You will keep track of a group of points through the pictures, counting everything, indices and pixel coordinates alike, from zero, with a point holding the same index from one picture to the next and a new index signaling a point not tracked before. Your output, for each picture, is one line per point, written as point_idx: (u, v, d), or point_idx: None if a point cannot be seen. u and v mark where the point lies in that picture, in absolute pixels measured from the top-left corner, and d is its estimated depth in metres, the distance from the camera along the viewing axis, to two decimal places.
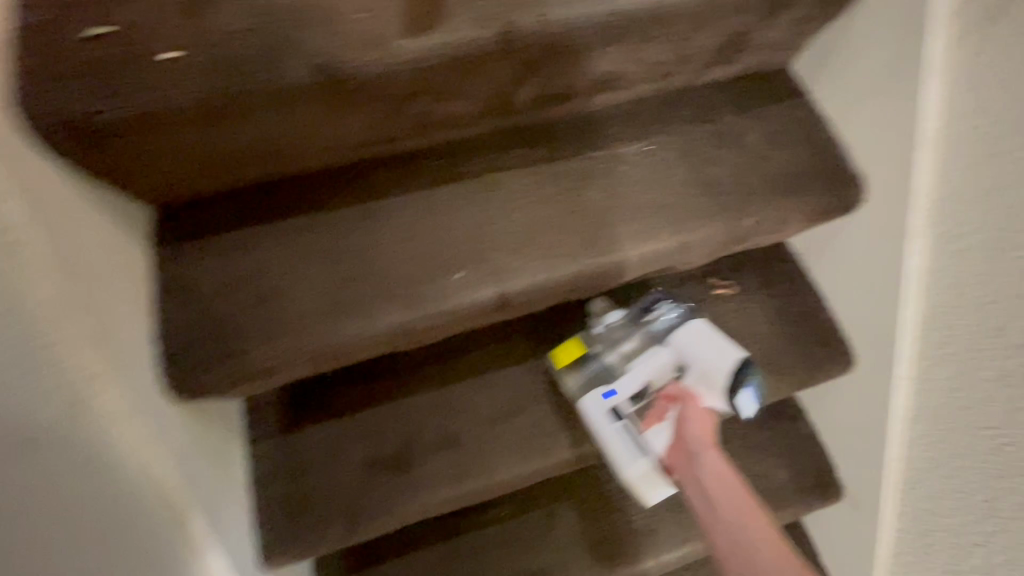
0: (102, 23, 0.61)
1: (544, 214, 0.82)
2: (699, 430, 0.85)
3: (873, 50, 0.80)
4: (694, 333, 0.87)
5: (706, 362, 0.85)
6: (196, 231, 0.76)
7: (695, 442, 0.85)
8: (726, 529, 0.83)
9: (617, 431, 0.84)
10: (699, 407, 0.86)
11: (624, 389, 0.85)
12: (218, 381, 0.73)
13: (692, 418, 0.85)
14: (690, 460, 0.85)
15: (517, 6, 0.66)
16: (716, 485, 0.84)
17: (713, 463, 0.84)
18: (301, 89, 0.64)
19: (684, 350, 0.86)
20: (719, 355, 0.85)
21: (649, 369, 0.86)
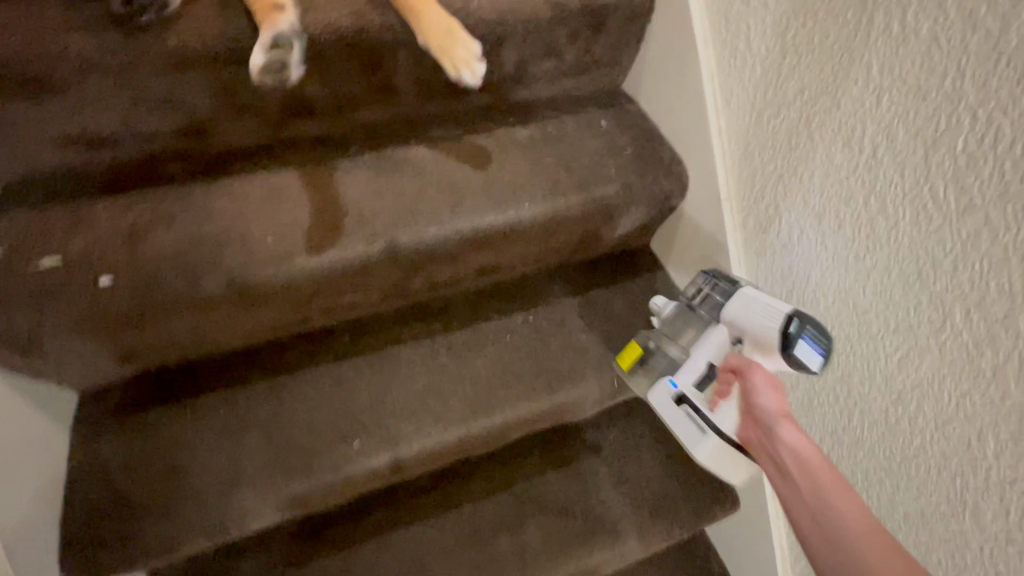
0: (53, 253, 0.76)
1: (438, 381, 0.94)
2: (771, 404, 0.76)
3: (694, 244, 1.00)
4: (742, 299, 0.80)
5: (754, 326, 0.77)
6: (115, 412, 0.86)
7: (766, 412, 0.76)
8: (807, 504, 0.69)
9: (681, 414, 0.84)
10: (753, 379, 0.78)
11: (685, 373, 0.85)
12: (118, 561, 0.77)
13: (754, 389, 0.77)
14: (767, 430, 0.76)
15: (399, 228, 0.85)
16: (799, 468, 0.71)
17: (790, 438, 0.73)
18: (216, 297, 0.78)
19: (737, 318, 0.81)
20: (766, 312, 0.76)
21: (708, 351, 0.84)
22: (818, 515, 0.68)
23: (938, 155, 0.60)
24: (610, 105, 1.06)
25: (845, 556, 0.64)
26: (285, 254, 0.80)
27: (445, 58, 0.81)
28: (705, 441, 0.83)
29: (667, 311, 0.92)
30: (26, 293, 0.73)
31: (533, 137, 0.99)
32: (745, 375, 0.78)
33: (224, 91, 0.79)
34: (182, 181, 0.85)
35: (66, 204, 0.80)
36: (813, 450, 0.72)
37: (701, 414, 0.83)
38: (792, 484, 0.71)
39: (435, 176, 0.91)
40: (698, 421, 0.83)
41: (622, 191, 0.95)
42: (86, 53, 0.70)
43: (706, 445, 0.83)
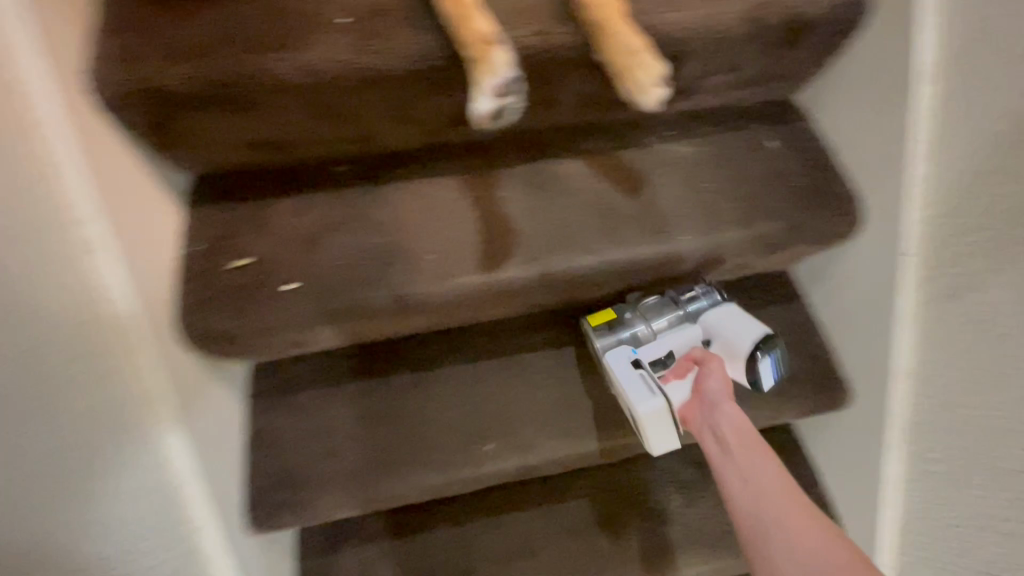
0: (242, 255, 0.82)
1: (564, 396, 0.96)
2: (723, 384, 0.82)
3: (853, 291, 0.95)
4: (724, 309, 0.88)
5: (728, 333, 0.86)
6: (280, 388, 0.95)
7: (714, 393, 0.82)
8: (740, 471, 0.78)
9: (636, 376, 0.83)
10: (713, 361, 0.83)
11: (648, 349, 0.86)
12: (287, 521, 0.90)
13: (711, 374, 0.82)
14: (710, 408, 0.82)
15: (552, 253, 0.84)
16: (736, 438, 0.79)
17: (731, 412, 0.80)
18: (382, 310, 0.81)
19: (712, 326, 0.88)
20: (748, 328, 0.85)
21: (676, 341, 0.88)
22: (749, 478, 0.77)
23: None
24: (780, 121, 0.95)
25: (777, 540, 0.73)
26: (451, 271, 0.82)
27: (621, 78, 0.75)
28: (653, 401, 0.80)
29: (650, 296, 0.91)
30: (221, 292, 0.80)
31: (691, 155, 0.92)
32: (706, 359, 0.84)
33: (398, 105, 0.77)
34: (347, 186, 0.87)
35: (247, 205, 0.85)
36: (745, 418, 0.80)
37: (654, 377, 0.83)
38: (728, 454, 0.79)
39: (587, 196, 0.89)
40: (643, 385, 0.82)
41: (785, 228, 0.88)
42: (282, 70, 0.71)
43: (655, 406, 0.80)
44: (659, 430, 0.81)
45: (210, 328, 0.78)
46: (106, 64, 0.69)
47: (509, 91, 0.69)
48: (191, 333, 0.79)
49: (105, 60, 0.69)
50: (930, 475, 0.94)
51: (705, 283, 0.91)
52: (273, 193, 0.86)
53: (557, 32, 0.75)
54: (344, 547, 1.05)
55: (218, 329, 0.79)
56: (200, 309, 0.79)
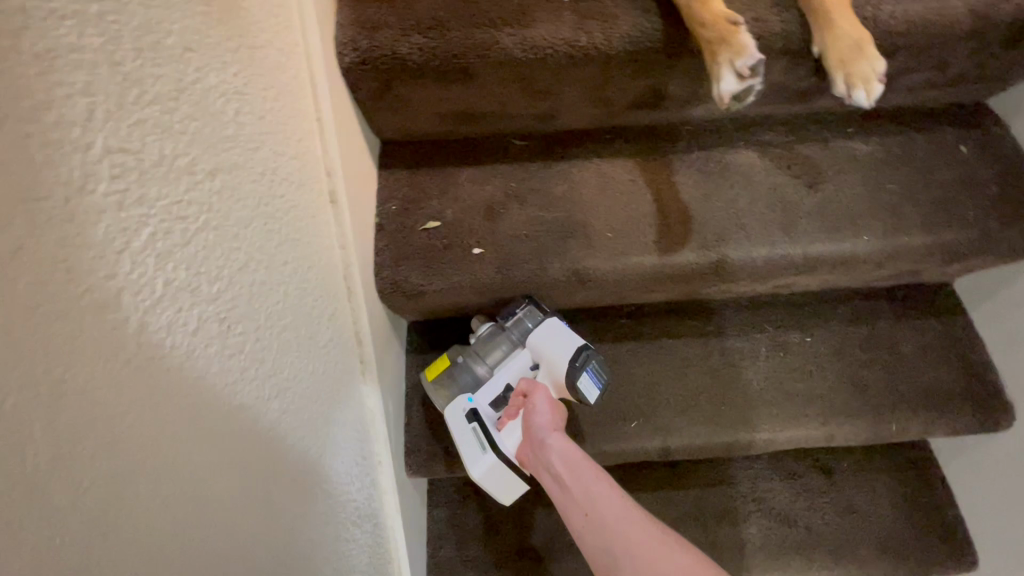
0: (432, 218, 0.87)
1: (709, 384, 0.98)
2: (549, 418, 0.84)
3: None
4: (544, 328, 0.86)
5: (546, 353, 0.85)
6: (434, 348, 1.00)
7: (540, 428, 0.83)
8: (580, 503, 0.80)
9: (470, 433, 0.85)
10: (538, 397, 0.85)
11: (482, 398, 0.87)
12: (440, 471, 0.95)
13: (533, 408, 0.84)
14: (539, 442, 0.83)
15: (730, 241, 0.84)
16: (562, 469, 0.80)
17: (558, 445, 0.81)
18: (558, 280, 0.84)
19: (536, 345, 0.86)
20: (562, 348, 0.84)
21: (508, 372, 0.89)
22: (604, 511, 0.79)
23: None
24: (972, 127, 0.92)
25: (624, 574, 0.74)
26: (626, 250, 0.84)
27: (840, 70, 0.74)
28: (485, 458, 0.85)
29: (482, 327, 0.90)
30: (414, 250, 0.85)
31: (874, 155, 0.91)
32: (534, 396, 0.85)
33: (601, 84, 0.81)
34: (528, 160, 0.91)
35: (437, 171, 0.91)
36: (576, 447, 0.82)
37: (485, 432, 0.85)
38: (558, 483, 0.81)
39: (764, 189, 0.88)
40: (484, 441, 0.85)
41: (978, 236, 0.85)
42: (508, 44, 0.75)
43: (487, 461, 0.86)
44: (495, 482, 0.88)
45: (401, 284, 0.84)
46: (353, 30, 0.75)
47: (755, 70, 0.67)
48: (384, 289, 0.84)
49: (350, 27, 0.75)
50: None
51: (528, 300, 0.88)
52: (459, 162, 0.91)
53: (773, 20, 0.77)
54: (473, 503, 1.12)
55: (408, 285, 0.84)
56: (394, 265, 0.84)
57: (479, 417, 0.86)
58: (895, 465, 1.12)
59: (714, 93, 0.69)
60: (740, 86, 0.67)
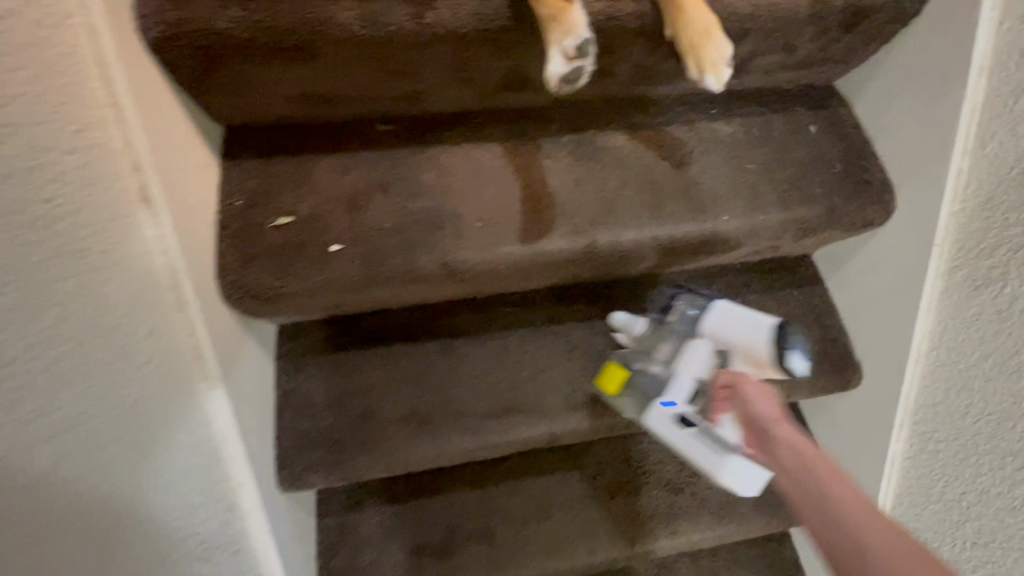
0: (284, 213, 0.79)
1: (595, 366, 0.99)
2: (766, 406, 0.79)
3: (873, 276, 0.97)
4: (723, 315, 0.88)
5: (745, 338, 0.85)
6: (308, 351, 0.94)
7: (762, 419, 0.78)
8: (794, 470, 0.71)
9: (689, 436, 0.85)
10: (746, 386, 0.81)
11: (675, 398, 0.88)
12: (319, 481, 0.90)
13: (748, 399, 0.80)
14: (765, 435, 0.77)
15: (600, 226, 0.84)
16: (792, 457, 0.73)
17: (783, 434, 0.76)
18: (428, 275, 0.80)
19: (722, 332, 0.87)
20: (756, 328, 0.84)
21: (692, 370, 0.88)
22: (819, 486, 0.68)
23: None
24: (821, 107, 0.97)
25: None
26: (497, 239, 0.82)
27: (692, 55, 0.75)
28: (722, 463, 0.81)
29: (637, 325, 0.95)
30: (264, 250, 0.77)
31: (735, 136, 0.93)
32: (739, 386, 0.82)
33: (457, 65, 0.75)
34: (392, 146, 0.85)
35: (288, 160, 0.82)
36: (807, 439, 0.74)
37: (708, 434, 0.84)
38: (789, 474, 0.72)
39: (634, 172, 0.89)
40: (711, 440, 0.83)
41: (824, 213, 0.90)
42: (352, 21, 0.69)
43: (728, 467, 0.81)
44: (746, 480, 0.82)
45: (251, 289, 0.75)
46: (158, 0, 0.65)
47: (586, 51, 0.66)
48: (233, 296, 0.75)
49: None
50: (925, 452, 0.94)
51: (688, 294, 0.94)
52: (314, 150, 0.83)
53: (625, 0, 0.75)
54: (367, 506, 1.07)
55: (259, 290, 0.75)
56: (241, 268, 0.75)
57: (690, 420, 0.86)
58: None
59: (546, 76, 0.68)
60: (568, 68, 0.67)
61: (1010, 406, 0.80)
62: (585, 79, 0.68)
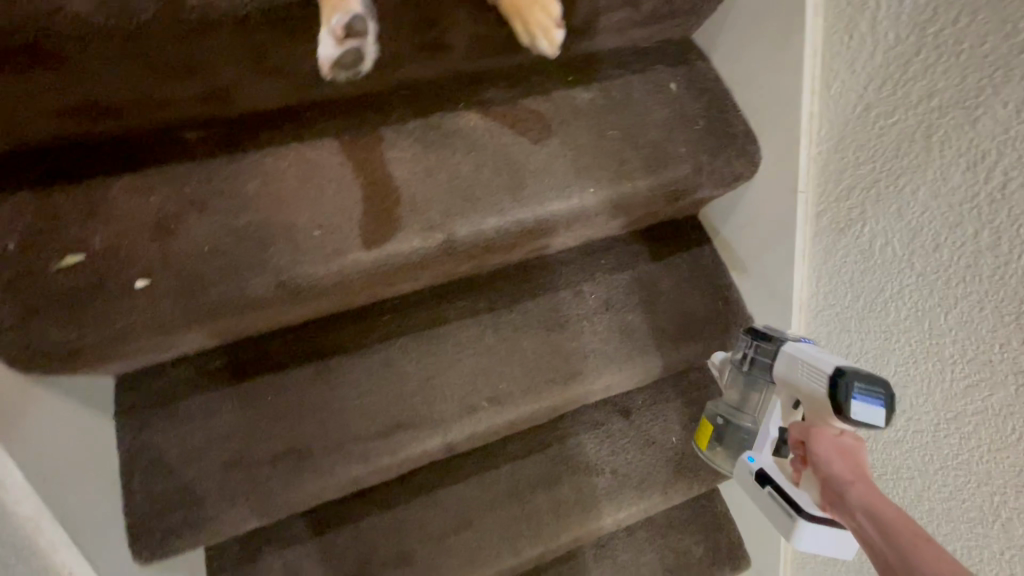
0: (72, 250, 0.66)
1: (486, 363, 0.93)
2: (850, 470, 0.60)
3: (750, 229, 0.96)
4: (790, 356, 0.74)
5: (802, 388, 0.70)
6: (155, 399, 0.82)
7: (833, 480, 0.60)
8: (864, 535, 0.56)
9: (767, 497, 0.75)
10: (814, 442, 0.64)
11: (761, 453, 0.79)
12: (187, 542, 0.80)
13: (816, 453, 0.63)
14: (838, 501, 0.59)
15: (456, 218, 0.78)
16: (871, 526, 0.55)
17: (869, 500, 0.56)
18: (263, 297, 0.71)
19: (785, 379, 0.74)
20: (816, 373, 0.69)
21: (772, 423, 0.78)
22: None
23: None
24: (681, 62, 0.93)
25: None
26: (338, 247, 0.73)
27: (516, 14, 0.69)
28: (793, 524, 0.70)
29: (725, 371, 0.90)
30: (50, 299, 0.65)
31: (595, 102, 0.88)
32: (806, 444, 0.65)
33: (249, 52, 0.65)
34: (206, 156, 0.73)
35: (73, 185, 0.69)
36: (896, 507, 0.55)
37: (782, 494, 0.73)
38: (876, 554, 0.55)
39: (490, 152, 0.82)
40: (784, 499, 0.72)
41: (690, 173, 0.87)
42: (93, 13, 0.57)
43: (795, 530, 0.70)
44: (832, 543, 0.70)
45: (41, 346, 0.64)
46: None
47: (363, 31, 0.56)
48: (20, 356, 0.64)
49: None
50: None
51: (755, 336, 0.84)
52: (103, 171, 0.70)
53: None
54: (264, 553, 0.98)
55: (51, 345, 0.64)
56: (25, 322, 0.64)
57: (765, 476, 0.76)
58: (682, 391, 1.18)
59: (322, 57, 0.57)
60: (340, 51, 0.56)
61: (882, 342, 0.79)
62: (367, 65, 0.58)
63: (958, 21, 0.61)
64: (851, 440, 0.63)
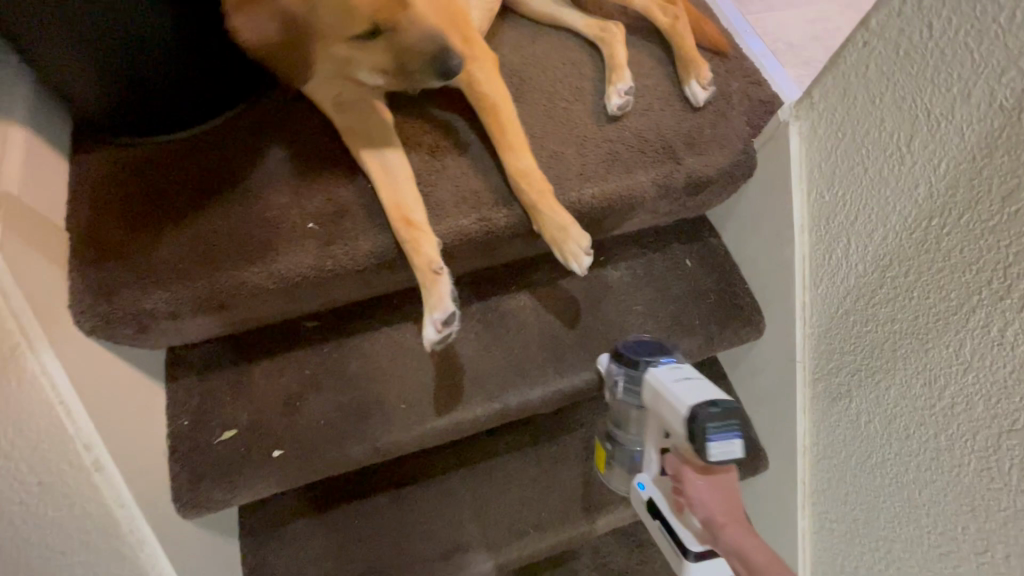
0: (228, 426, 0.89)
1: (531, 491, 1.10)
2: (714, 506, 0.77)
3: (761, 379, 1.12)
4: (657, 389, 0.82)
5: (670, 419, 0.79)
6: (270, 520, 1.04)
7: (707, 515, 0.76)
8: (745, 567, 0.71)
9: (656, 526, 0.91)
10: (685, 482, 0.79)
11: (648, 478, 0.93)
12: None
13: (690, 492, 0.78)
14: (721, 541, 0.75)
15: (508, 388, 0.97)
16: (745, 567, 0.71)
17: (723, 518, 0.75)
18: (362, 458, 0.92)
19: (654, 405, 0.83)
20: (677, 415, 0.77)
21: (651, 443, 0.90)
22: None
23: (1009, 442, 0.68)
24: (695, 241, 1.12)
25: None
26: (420, 417, 0.94)
27: (557, 246, 0.86)
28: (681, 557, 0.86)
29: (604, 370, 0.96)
30: (212, 467, 0.87)
31: (622, 280, 1.07)
32: (683, 488, 0.79)
33: (360, 284, 0.85)
34: (320, 342, 0.96)
35: (228, 371, 0.93)
36: (760, 548, 0.71)
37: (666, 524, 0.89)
38: None
39: (536, 329, 1.02)
40: (672, 538, 0.88)
41: (703, 340, 1.04)
42: (257, 279, 0.78)
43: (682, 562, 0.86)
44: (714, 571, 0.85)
45: (203, 504, 0.86)
46: (81, 292, 0.74)
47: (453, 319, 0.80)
48: (188, 510, 0.86)
49: (81, 291, 0.74)
50: (826, 531, 1.05)
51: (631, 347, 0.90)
52: (248, 359, 0.94)
53: (497, 215, 0.86)
54: None
55: (210, 503, 0.86)
56: (191, 485, 0.86)
57: (657, 507, 0.91)
58: None
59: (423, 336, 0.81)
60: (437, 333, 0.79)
61: (871, 499, 0.93)
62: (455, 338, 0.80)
63: (908, 275, 0.76)
64: (720, 480, 0.79)
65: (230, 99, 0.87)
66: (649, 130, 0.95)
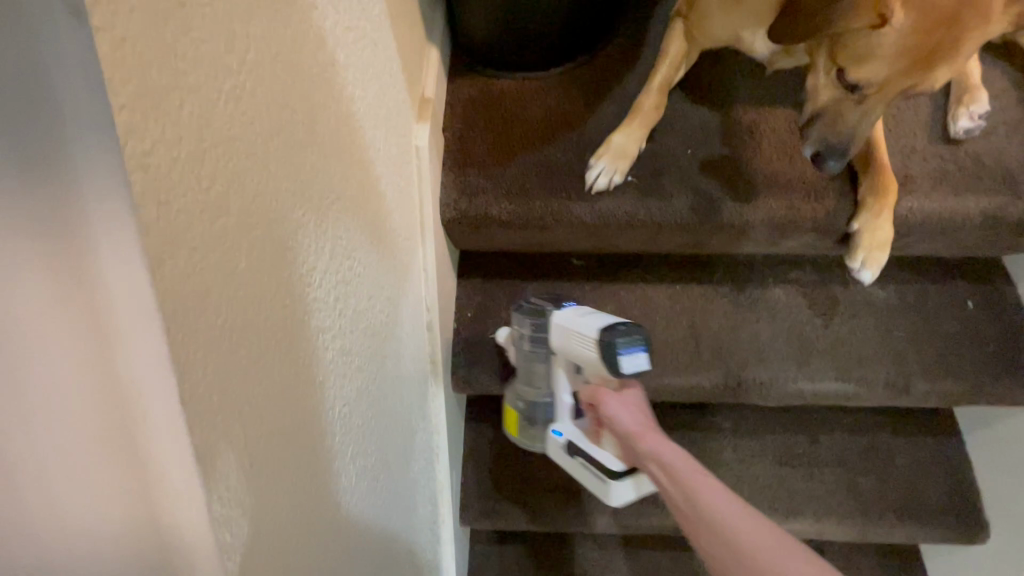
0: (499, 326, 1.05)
1: (728, 473, 1.12)
2: (632, 418, 0.74)
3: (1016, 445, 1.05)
4: (561, 329, 0.81)
5: (582, 354, 0.78)
6: (489, 416, 1.20)
7: (630, 430, 0.73)
8: (665, 467, 0.69)
9: (580, 466, 0.85)
10: (604, 406, 0.76)
11: (563, 424, 0.90)
12: (484, 522, 1.14)
13: (612, 411, 0.75)
14: (630, 447, 0.74)
15: (747, 368, 1.01)
16: (659, 469, 0.70)
17: (658, 440, 0.71)
18: None
19: (565, 342, 0.81)
20: (588, 342, 0.76)
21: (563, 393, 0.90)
22: (693, 502, 0.66)
23: None
24: (981, 283, 1.04)
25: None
26: (659, 370, 1.01)
27: (864, 245, 0.89)
28: (616, 482, 0.80)
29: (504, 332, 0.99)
30: (483, 356, 1.03)
31: (888, 301, 1.03)
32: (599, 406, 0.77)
33: (655, 239, 0.93)
34: (583, 279, 1.07)
35: (506, 282, 1.08)
36: (674, 448, 0.70)
37: (591, 459, 0.83)
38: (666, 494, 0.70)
39: (787, 324, 1.03)
40: (596, 466, 0.83)
41: (969, 388, 0.98)
42: (579, 211, 0.89)
43: (620, 486, 0.80)
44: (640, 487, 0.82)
45: (472, 381, 1.03)
46: (449, 192, 0.91)
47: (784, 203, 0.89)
48: (458, 384, 1.04)
49: (450, 189, 0.91)
50: None
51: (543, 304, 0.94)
52: (523, 277, 1.08)
53: (804, 208, 0.89)
54: (506, 543, 1.27)
55: (477, 383, 1.03)
56: (466, 365, 1.03)
57: (575, 446, 0.86)
58: (882, 553, 1.24)
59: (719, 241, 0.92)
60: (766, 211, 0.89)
61: None
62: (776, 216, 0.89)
63: None
64: (631, 396, 0.77)
65: (580, 51, 0.99)
66: (989, 155, 0.90)
